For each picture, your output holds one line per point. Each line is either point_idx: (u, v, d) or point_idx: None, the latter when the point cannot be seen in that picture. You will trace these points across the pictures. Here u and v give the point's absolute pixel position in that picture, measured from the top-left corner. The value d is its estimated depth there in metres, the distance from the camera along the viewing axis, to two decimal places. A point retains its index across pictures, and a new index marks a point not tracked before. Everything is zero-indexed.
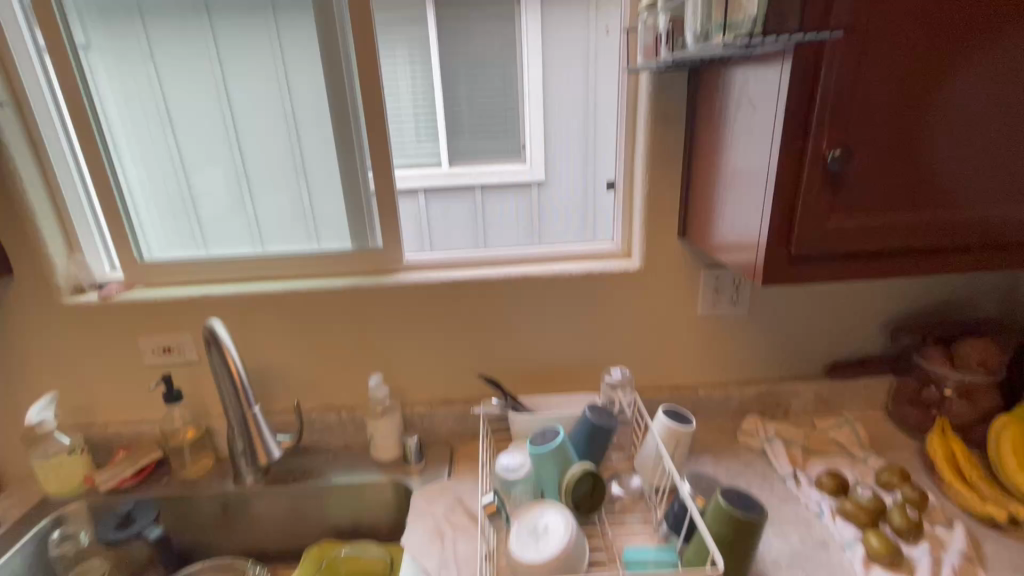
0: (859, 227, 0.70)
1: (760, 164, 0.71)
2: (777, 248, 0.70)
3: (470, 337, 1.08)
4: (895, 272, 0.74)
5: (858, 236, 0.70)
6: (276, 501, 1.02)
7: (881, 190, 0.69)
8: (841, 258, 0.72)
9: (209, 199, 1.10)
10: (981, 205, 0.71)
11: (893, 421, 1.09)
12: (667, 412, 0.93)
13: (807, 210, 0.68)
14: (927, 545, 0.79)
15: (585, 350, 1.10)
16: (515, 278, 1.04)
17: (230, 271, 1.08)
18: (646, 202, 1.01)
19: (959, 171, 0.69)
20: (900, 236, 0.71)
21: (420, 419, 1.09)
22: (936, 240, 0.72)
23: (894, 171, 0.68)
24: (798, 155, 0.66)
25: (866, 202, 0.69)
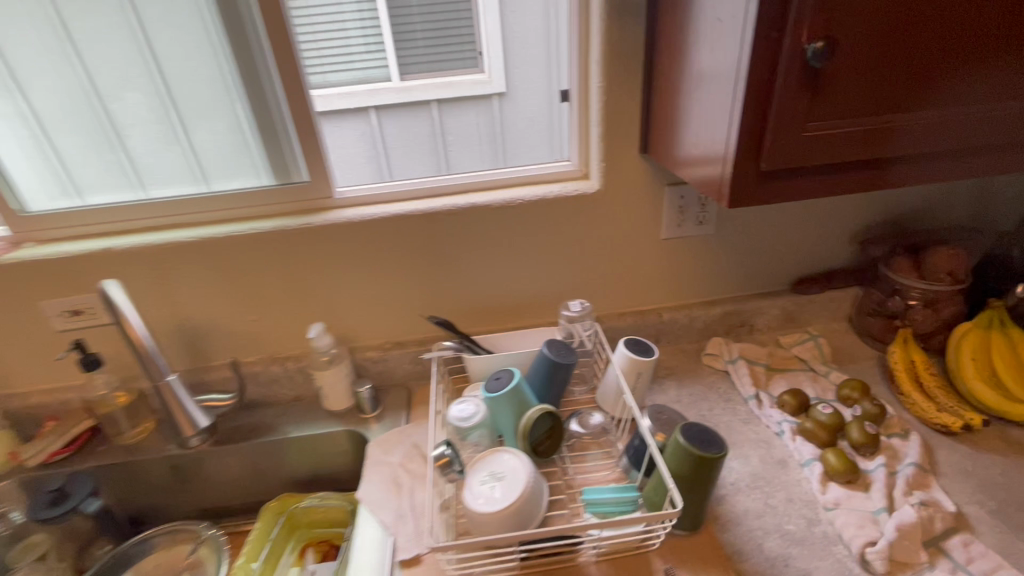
0: (842, 135, 0.60)
1: (733, 61, 0.59)
2: (747, 163, 0.61)
3: (418, 274, 0.99)
4: (874, 184, 0.66)
5: (840, 145, 0.61)
6: (227, 460, 0.97)
7: (869, 89, 0.58)
8: (816, 172, 0.64)
9: (132, 133, 0.91)
10: (978, 102, 0.62)
11: (856, 332, 1.08)
12: (628, 343, 0.88)
13: (784, 117, 0.58)
14: (883, 458, 0.79)
15: (543, 280, 1.02)
16: (461, 208, 0.93)
17: (152, 216, 0.93)
18: (603, 114, 0.88)
19: (958, 61, 0.59)
20: (885, 144, 0.62)
21: (374, 364, 1.03)
22: (925, 145, 0.63)
23: (886, 64, 0.57)
24: (775, 48, 0.55)
25: (851, 104, 0.59)
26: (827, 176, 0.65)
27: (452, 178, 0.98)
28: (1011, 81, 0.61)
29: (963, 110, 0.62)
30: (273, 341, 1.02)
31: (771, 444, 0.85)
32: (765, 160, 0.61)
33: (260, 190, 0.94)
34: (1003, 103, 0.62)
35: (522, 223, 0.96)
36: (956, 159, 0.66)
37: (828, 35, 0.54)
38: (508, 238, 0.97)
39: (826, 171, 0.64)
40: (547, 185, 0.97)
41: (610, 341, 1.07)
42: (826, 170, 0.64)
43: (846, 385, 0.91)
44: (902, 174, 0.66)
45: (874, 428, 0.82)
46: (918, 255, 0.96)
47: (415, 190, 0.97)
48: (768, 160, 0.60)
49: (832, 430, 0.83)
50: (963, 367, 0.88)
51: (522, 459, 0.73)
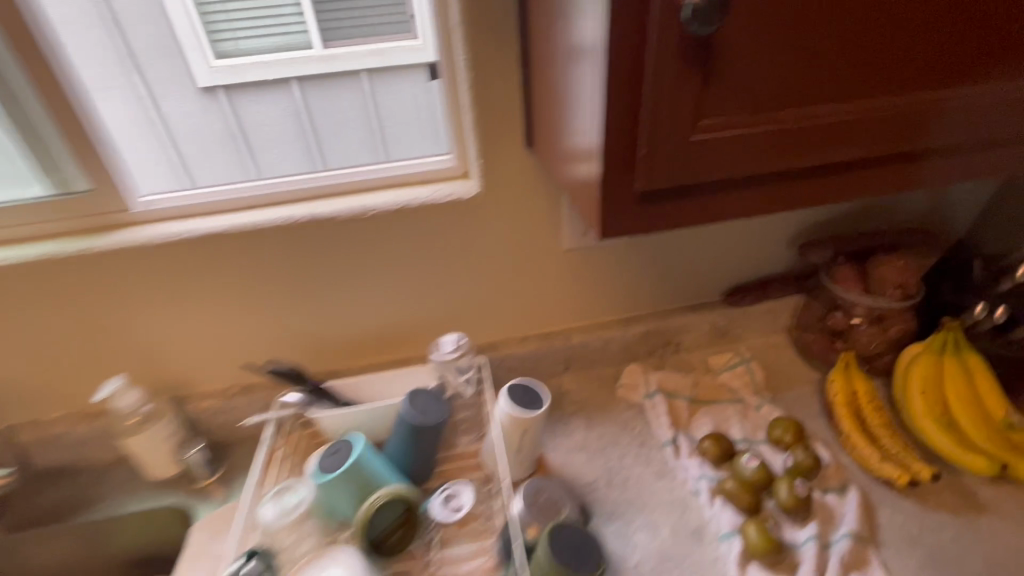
0: (754, 138, 0.41)
1: (592, 25, 0.39)
2: (621, 183, 0.41)
3: (257, 304, 0.78)
4: (798, 202, 0.47)
5: (751, 153, 0.41)
6: (18, 548, 0.77)
7: (788, 69, 0.39)
8: (718, 189, 0.44)
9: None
10: (942, 85, 0.43)
11: (796, 347, 0.93)
12: (512, 390, 0.70)
13: (666, 114, 0.38)
14: (816, 526, 0.65)
15: (421, 304, 0.83)
16: (299, 222, 0.72)
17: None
18: (472, 96, 0.67)
19: (915, 23, 0.40)
20: (815, 148, 0.43)
21: (214, 416, 0.83)
22: (870, 148, 0.45)
23: (812, 30, 0.38)
24: (644, 6, 0.34)
25: (764, 91, 0.39)
26: (740, 195, 0.45)
27: (290, 181, 0.75)
28: (989, 53, 0.42)
29: (922, 96, 0.43)
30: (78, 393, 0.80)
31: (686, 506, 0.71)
32: (646, 177, 0.41)
33: (19, 204, 0.69)
34: (977, 85, 0.44)
35: (383, 237, 0.76)
36: (911, 163, 0.48)
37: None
38: (369, 256, 0.77)
39: (736, 188, 0.45)
40: (414, 188, 0.76)
41: (511, 371, 0.90)
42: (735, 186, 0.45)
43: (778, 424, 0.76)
44: (839, 187, 0.48)
45: (806, 486, 0.67)
46: (865, 264, 0.80)
47: (239, 198, 0.74)
48: (649, 177, 0.41)
49: (756, 489, 0.69)
50: (912, 402, 0.73)
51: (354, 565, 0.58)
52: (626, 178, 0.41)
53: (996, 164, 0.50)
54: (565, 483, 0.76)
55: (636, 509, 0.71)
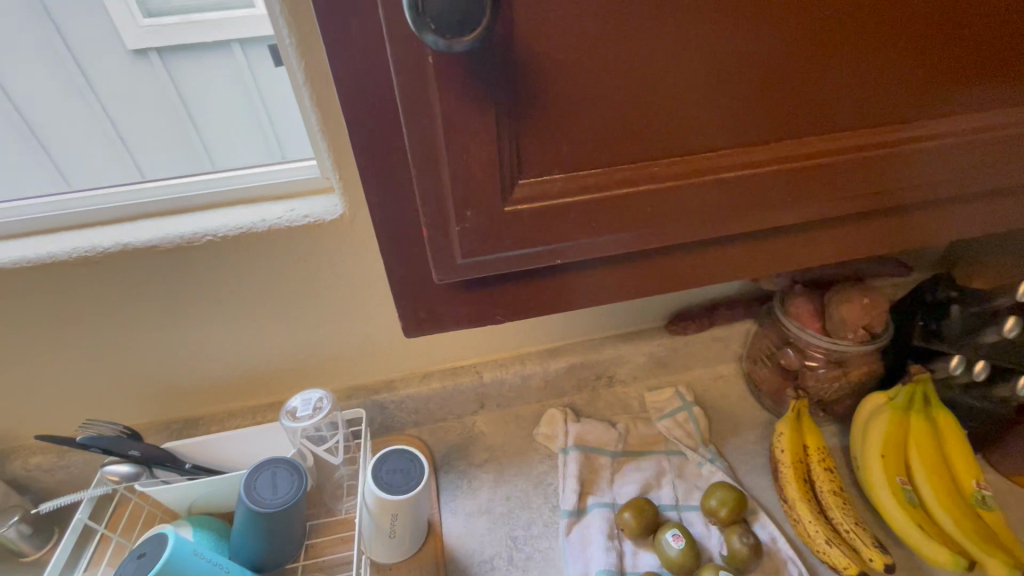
0: (576, 221, 0.37)
1: (361, 60, 0.32)
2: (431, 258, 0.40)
3: (75, 350, 0.62)
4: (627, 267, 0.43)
5: (572, 237, 0.38)
6: None
7: (604, 149, 0.35)
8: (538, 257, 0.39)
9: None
10: (800, 160, 0.39)
11: (747, 381, 0.81)
12: (383, 464, 0.57)
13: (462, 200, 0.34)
14: None
15: (292, 341, 0.68)
16: (105, 253, 0.56)
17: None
18: (310, 92, 0.50)
19: (754, 98, 0.35)
20: (652, 229, 0.39)
21: (45, 475, 0.69)
22: (723, 226, 0.40)
23: (629, 109, 0.34)
24: (410, 86, 0.30)
25: (579, 174, 0.35)
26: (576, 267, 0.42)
27: (104, 194, 0.59)
28: (843, 126, 0.39)
29: (779, 173, 0.38)
30: None
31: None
32: (449, 263, 0.38)
33: None
34: (836, 170, 0.39)
35: (226, 270, 0.60)
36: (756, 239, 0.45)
37: (494, 68, 0.30)
38: (213, 292, 0.62)
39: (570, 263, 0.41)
40: (264, 207, 0.60)
41: (413, 412, 0.76)
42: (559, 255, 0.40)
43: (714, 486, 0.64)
44: (692, 259, 0.45)
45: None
46: (825, 297, 0.67)
47: (31, 219, 0.57)
48: (453, 265, 0.38)
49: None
50: (868, 466, 0.62)
51: None
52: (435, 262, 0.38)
53: (870, 236, 0.46)
54: (460, 557, 0.64)
55: None
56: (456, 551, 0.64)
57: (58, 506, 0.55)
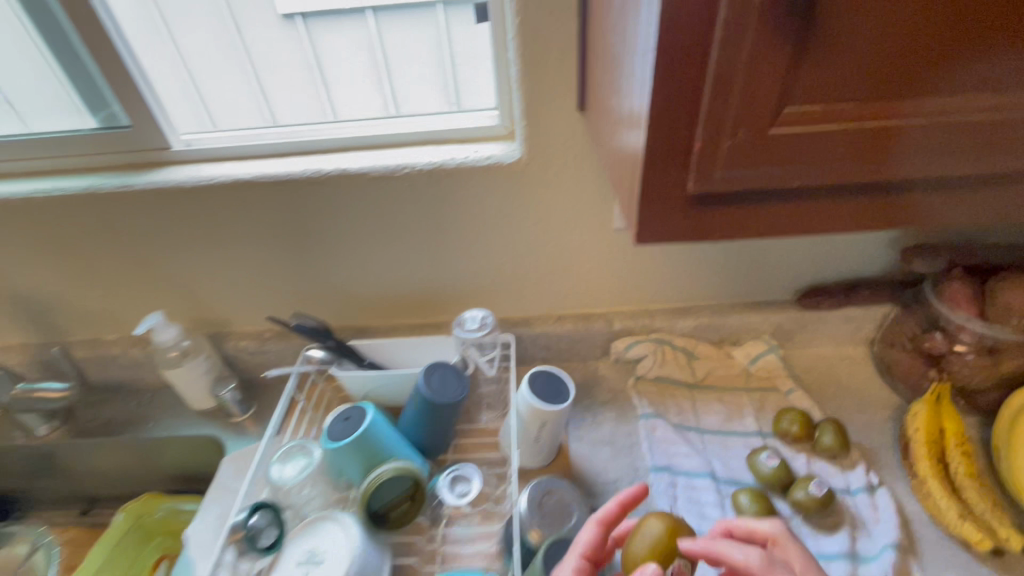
0: (813, 152, 0.31)
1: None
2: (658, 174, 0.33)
3: (289, 255, 0.77)
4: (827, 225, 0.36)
5: (816, 164, 0.31)
6: (90, 451, 0.86)
7: (858, 40, 0.27)
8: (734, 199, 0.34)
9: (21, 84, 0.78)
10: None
11: (877, 363, 0.81)
12: (537, 377, 0.65)
13: (719, 92, 0.28)
14: (846, 534, 0.62)
15: (455, 270, 0.78)
16: (326, 176, 0.68)
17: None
18: (518, 44, 0.58)
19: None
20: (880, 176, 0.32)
21: (250, 357, 0.85)
22: (960, 145, 0.31)
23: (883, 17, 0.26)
24: None
25: (826, 104, 0.29)
26: (810, 212, 0.35)
27: (324, 129, 0.71)
28: None
29: None
30: (126, 317, 0.85)
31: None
32: (703, 170, 0.31)
33: (70, 135, 0.71)
34: None
35: (413, 199, 0.70)
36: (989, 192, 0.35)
37: None
38: (400, 218, 0.72)
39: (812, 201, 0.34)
40: (452, 147, 0.69)
41: (545, 350, 0.84)
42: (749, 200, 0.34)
43: (735, 530, 0.53)
44: (931, 216, 0.36)
45: (828, 487, 0.63)
46: (986, 282, 0.67)
47: (270, 146, 0.70)
48: (706, 172, 0.31)
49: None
50: (1013, 457, 0.62)
51: (347, 521, 0.58)
52: (662, 169, 0.32)
53: None
54: (586, 477, 0.71)
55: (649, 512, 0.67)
56: (583, 471, 0.71)
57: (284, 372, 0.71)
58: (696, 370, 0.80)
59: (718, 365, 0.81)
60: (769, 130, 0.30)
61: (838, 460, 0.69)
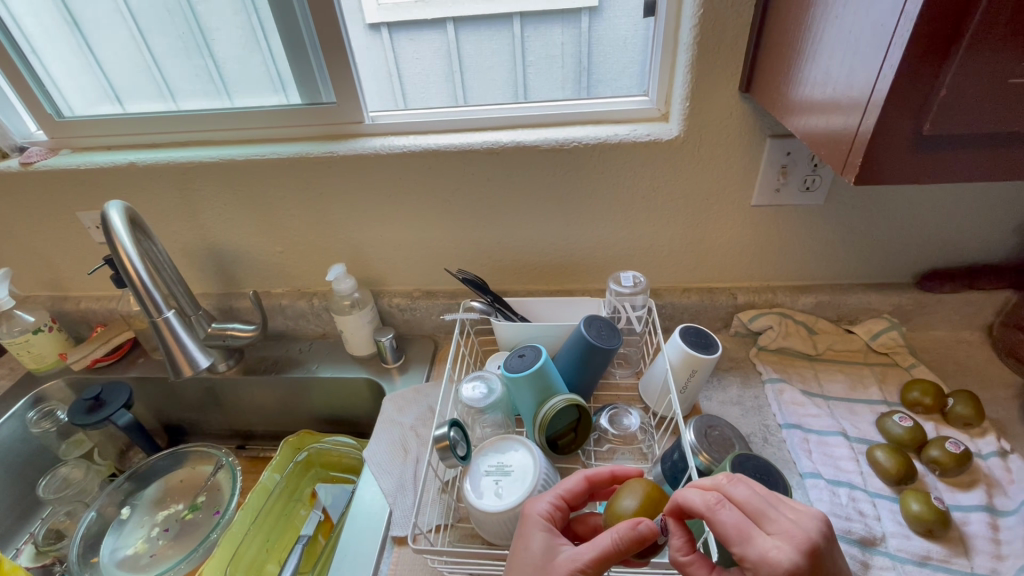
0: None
1: None
2: (899, 115, 0.40)
3: (452, 220, 0.87)
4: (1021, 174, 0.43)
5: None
6: (258, 387, 0.98)
7: None
8: (950, 146, 0.42)
9: (115, 69, 0.88)
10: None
11: (996, 347, 0.85)
12: (687, 332, 0.73)
13: (976, 43, 0.36)
14: (983, 491, 0.66)
15: (596, 240, 0.87)
16: (503, 147, 0.78)
17: (116, 135, 0.88)
18: (694, 36, 0.67)
19: None
20: None
21: (400, 313, 0.96)
22: None
23: None
24: None
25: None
26: (1011, 157, 0.42)
27: (496, 108, 0.81)
28: None
29: None
30: (296, 272, 0.97)
31: (837, 491, 0.67)
32: (941, 111, 0.39)
33: (281, 110, 0.84)
34: None
35: (572, 171, 0.80)
36: None
37: None
38: (557, 189, 0.82)
39: (1013, 148, 0.42)
40: (612, 126, 0.78)
41: (669, 319, 0.92)
42: (962, 147, 0.42)
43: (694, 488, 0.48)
44: None
45: (964, 446, 0.67)
46: None
47: (450, 122, 0.81)
48: (944, 113, 0.39)
49: (939, 505, 0.62)
50: None
51: (528, 443, 0.65)
52: (906, 111, 0.40)
53: None
54: None
55: (785, 461, 0.72)
56: None
57: (452, 319, 0.82)
58: (816, 344, 0.86)
59: (838, 340, 0.86)
60: (1008, 81, 0.37)
61: (969, 428, 0.73)
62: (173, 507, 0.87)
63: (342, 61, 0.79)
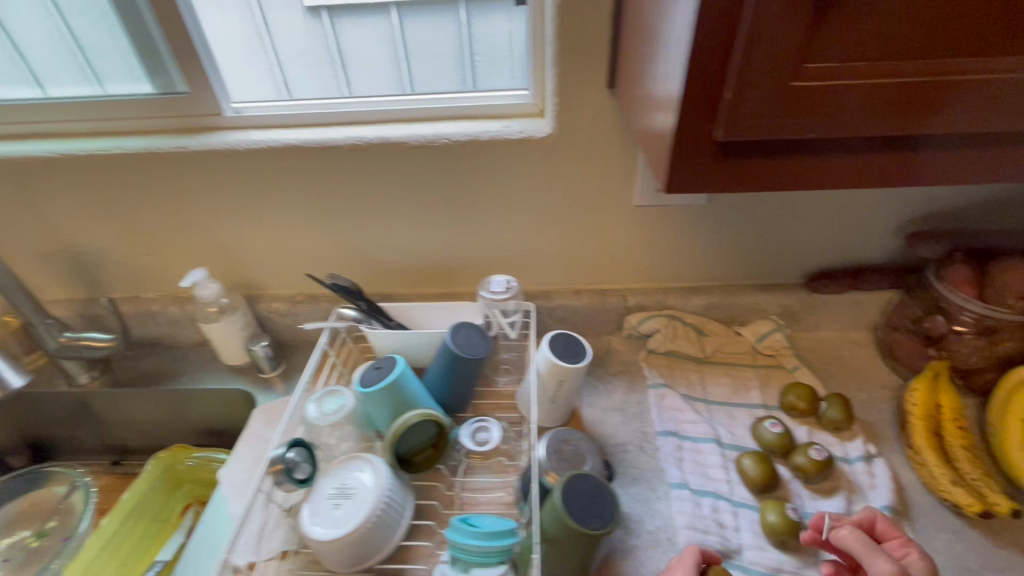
0: (826, 106, 0.35)
1: None
2: (693, 120, 0.37)
3: (326, 220, 0.82)
4: (830, 181, 0.41)
5: (823, 116, 0.35)
6: (127, 400, 0.91)
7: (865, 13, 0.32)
8: (756, 152, 0.39)
9: (41, 46, 0.80)
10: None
11: (879, 347, 0.84)
12: (557, 339, 0.69)
13: (751, 44, 0.32)
14: (844, 498, 0.65)
15: (481, 241, 0.83)
16: (368, 143, 0.72)
17: (4, 122, 0.77)
18: (554, 27, 0.63)
19: None
20: (884, 130, 0.37)
21: (281, 318, 0.90)
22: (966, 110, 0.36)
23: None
24: None
25: (840, 62, 0.34)
26: (816, 163, 0.40)
27: (367, 101, 0.75)
28: None
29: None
30: (166, 275, 0.90)
31: (701, 502, 0.65)
32: (731, 119, 0.35)
33: (131, 99, 0.76)
34: None
35: (446, 169, 0.75)
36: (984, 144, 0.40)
37: None
38: (435, 188, 0.77)
39: (812, 155, 0.40)
40: (486, 121, 0.74)
41: (561, 322, 0.89)
42: (765, 153, 0.39)
43: None
44: (922, 175, 0.42)
45: (827, 453, 0.67)
46: (986, 266, 0.70)
47: (314, 115, 0.75)
48: (734, 121, 0.35)
49: (794, 515, 0.61)
50: (1007, 431, 0.66)
51: (376, 462, 0.62)
52: (700, 114, 0.36)
53: None
54: (597, 438, 0.75)
55: (657, 470, 0.70)
56: (595, 433, 0.75)
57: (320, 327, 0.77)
58: (705, 346, 0.84)
59: (726, 341, 0.85)
60: (792, 83, 0.34)
61: (840, 432, 0.72)
62: (23, 532, 0.80)
63: (190, 48, 0.71)
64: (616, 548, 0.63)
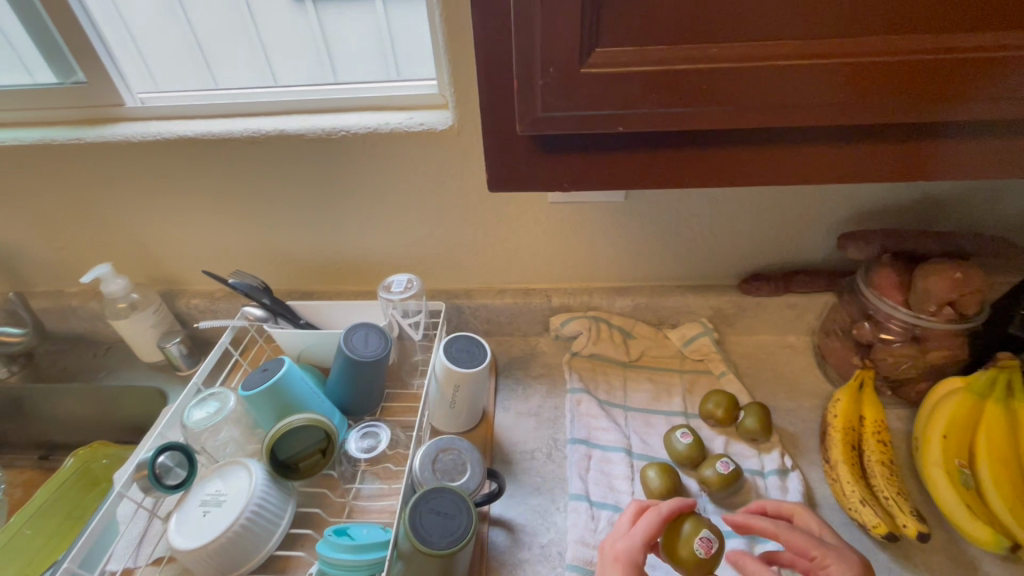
0: (627, 98, 0.32)
1: None
2: (500, 115, 0.36)
3: (237, 215, 0.79)
4: (672, 180, 0.38)
5: (628, 108, 0.33)
6: (46, 396, 0.89)
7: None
8: (578, 146, 0.37)
9: None
10: (902, 70, 0.31)
11: (816, 353, 0.80)
12: (456, 343, 0.66)
13: (526, 28, 0.30)
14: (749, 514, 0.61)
15: (397, 238, 0.80)
16: (267, 136, 0.70)
17: None
18: (444, 13, 0.59)
19: None
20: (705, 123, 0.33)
21: (200, 314, 0.88)
22: (790, 100, 0.32)
23: None
24: None
25: (635, 47, 0.31)
26: (650, 160, 0.37)
27: (270, 91, 0.72)
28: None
29: (842, 38, 0.31)
30: (85, 270, 0.88)
31: (598, 515, 0.62)
32: (527, 114, 0.34)
33: (30, 88, 0.73)
34: (928, 74, 0.31)
35: (351, 163, 0.72)
36: (839, 139, 0.36)
37: None
38: (342, 182, 0.74)
39: (644, 152, 0.37)
40: (389, 113, 0.70)
41: (486, 322, 0.86)
42: (589, 147, 0.37)
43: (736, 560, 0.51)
44: (775, 174, 0.38)
45: (735, 466, 0.63)
46: (915, 270, 0.65)
47: (215, 106, 0.72)
48: (530, 116, 0.34)
49: None
50: (928, 445, 0.62)
51: (252, 469, 0.59)
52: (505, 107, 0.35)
53: (960, 167, 0.37)
54: (504, 445, 0.71)
55: (561, 480, 0.67)
56: (503, 439, 0.72)
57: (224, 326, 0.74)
58: (630, 350, 0.81)
59: (653, 345, 0.81)
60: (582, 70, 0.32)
61: (757, 442, 0.68)
62: None
63: (77, 34, 0.68)
64: (505, 564, 0.59)
